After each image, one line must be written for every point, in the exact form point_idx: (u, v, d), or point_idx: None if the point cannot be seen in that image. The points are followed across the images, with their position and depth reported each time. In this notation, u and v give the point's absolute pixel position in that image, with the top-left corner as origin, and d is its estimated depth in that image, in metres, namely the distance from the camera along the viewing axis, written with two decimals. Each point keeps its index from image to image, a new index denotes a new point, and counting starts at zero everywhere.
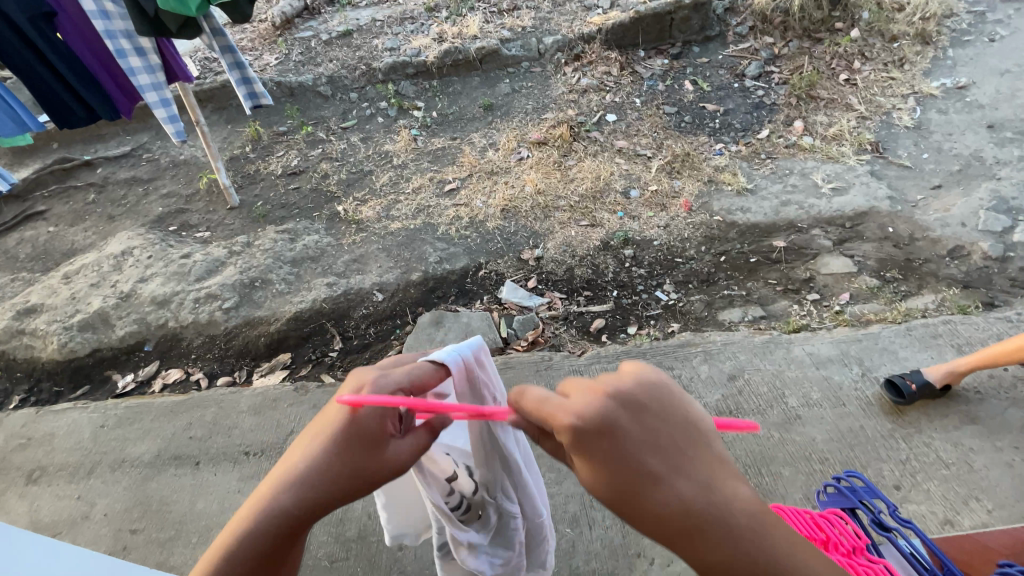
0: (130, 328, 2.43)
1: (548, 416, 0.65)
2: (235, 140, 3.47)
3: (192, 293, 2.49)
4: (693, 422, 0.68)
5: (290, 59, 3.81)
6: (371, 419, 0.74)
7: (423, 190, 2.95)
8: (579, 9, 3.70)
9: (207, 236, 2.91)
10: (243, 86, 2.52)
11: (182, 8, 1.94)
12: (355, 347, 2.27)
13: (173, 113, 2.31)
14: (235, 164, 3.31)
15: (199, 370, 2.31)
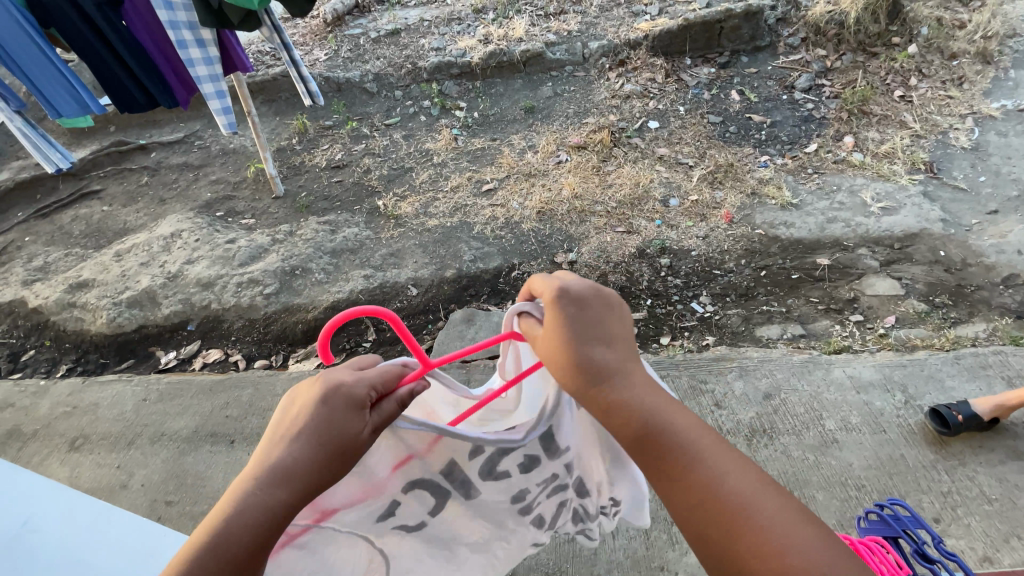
0: (175, 307, 2.53)
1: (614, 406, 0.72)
2: (282, 131, 3.58)
3: (235, 277, 2.57)
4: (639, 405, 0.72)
5: (339, 56, 3.92)
6: (343, 417, 0.67)
7: (461, 189, 2.98)
8: (626, 14, 3.67)
9: (251, 223, 3.00)
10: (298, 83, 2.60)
11: (246, 3, 2.03)
12: (387, 339, 2.31)
13: (226, 104, 2.40)
14: (282, 155, 3.41)
15: (238, 352, 2.38)
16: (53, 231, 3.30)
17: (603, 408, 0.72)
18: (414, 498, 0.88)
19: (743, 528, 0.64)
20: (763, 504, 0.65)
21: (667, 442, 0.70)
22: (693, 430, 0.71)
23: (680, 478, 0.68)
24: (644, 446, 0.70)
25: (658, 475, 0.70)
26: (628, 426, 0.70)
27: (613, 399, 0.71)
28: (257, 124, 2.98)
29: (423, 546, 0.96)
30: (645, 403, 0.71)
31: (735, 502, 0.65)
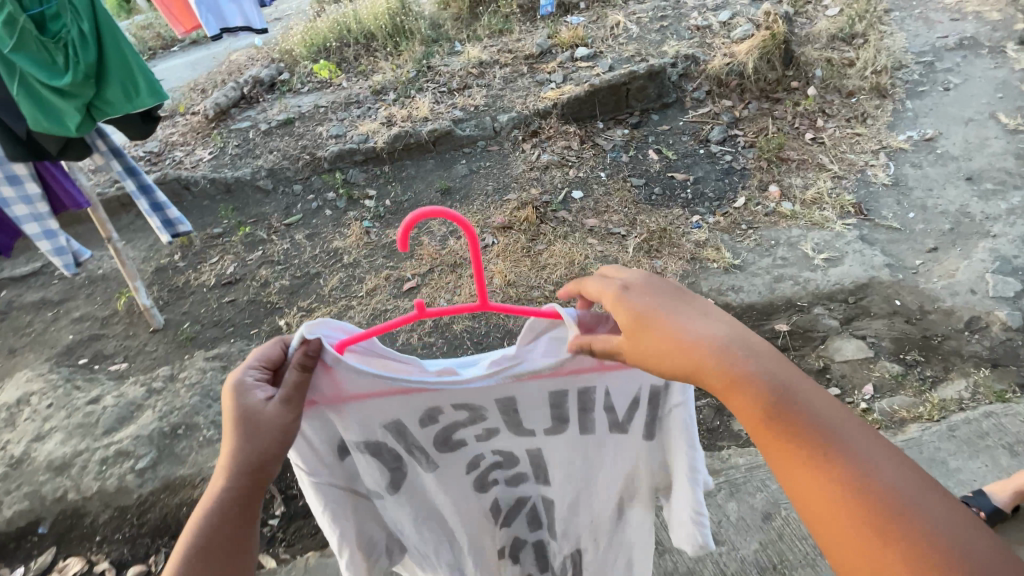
0: (17, 507, 1.94)
1: (733, 379, 0.71)
2: (162, 248, 3.12)
3: (98, 451, 2.04)
4: (762, 372, 0.71)
5: (226, 154, 3.53)
6: (244, 400, 0.83)
7: (378, 291, 2.62)
8: (532, 84, 3.56)
9: (123, 369, 2.48)
10: (157, 214, 2.28)
11: (61, 130, 1.71)
12: (301, 509, 1.83)
13: (58, 245, 1.97)
14: (162, 275, 2.95)
15: (105, 559, 1.83)
16: None
17: (720, 384, 0.71)
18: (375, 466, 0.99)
19: (890, 523, 0.62)
20: (927, 508, 0.63)
21: (792, 422, 0.69)
22: (834, 419, 0.70)
23: (814, 466, 0.67)
24: (780, 421, 0.69)
25: (778, 456, 0.70)
26: (756, 400, 0.70)
27: (739, 371, 0.70)
28: (123, 253, 2.51)
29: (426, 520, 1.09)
30: (773, 383, 0.71)
31: (894, 497, 0.63)
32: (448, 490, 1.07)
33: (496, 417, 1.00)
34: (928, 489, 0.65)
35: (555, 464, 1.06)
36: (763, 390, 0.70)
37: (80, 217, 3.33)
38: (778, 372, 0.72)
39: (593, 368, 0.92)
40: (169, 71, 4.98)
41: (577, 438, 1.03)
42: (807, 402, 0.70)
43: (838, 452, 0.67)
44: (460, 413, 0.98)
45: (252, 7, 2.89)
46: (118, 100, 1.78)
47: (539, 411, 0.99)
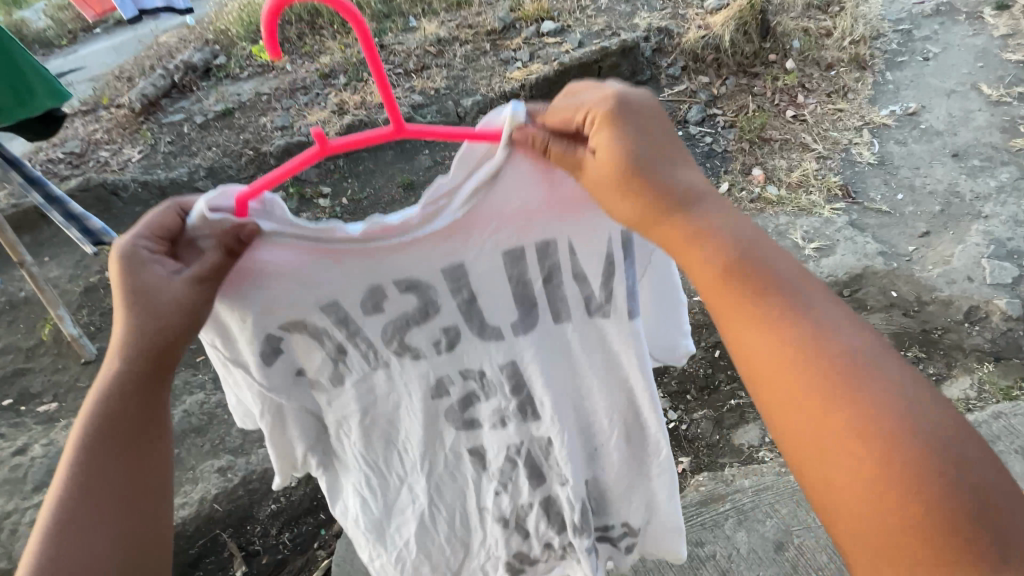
0: None
1: (692, 235, 0.77)
2: (93, 265, 2.80)
3: (29, 512, 1.79)
4: (725, 229, 0.78)
5: (158, 152, 3.18)
6: (132, 273, 0.80)
7: None
8: (496, 63, 3.28)
9: (55, 410, 2.21)
10: (74, 224, 2.01)
11: None
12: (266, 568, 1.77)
13: None
14: (93, 296, 2.67)
15: None
16: None
17: (683, 236, 0.77)
18: (314, 344, 0.99)
19: (842, 375, 0.69)
20: (886, 370, 0.69)
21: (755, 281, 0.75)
22: (797, 280, 0.77)
23: (771, 317, 0.74)
24: (737, 275, 0.75)
25: (735, 316, 0.76)
26: (715, 253, 0.76)
27: (697, 226, 0.77)
28: (41, 276, 2.19)
29: (387, 418, 1.09)
30: (735, 240, 0.78)
31: (848, 358, 0.70)
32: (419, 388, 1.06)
33: (448, 295, 0.98)
34: (888, 358, 0.71)
35: (529, 354, 1.04)
36: (718, 244, 0.77)
37: None
38: (742, 232, 0.78)
39: (543, 211, 0.92)
40: (89, 56, 4.46)
41: (549, 332, 1.05)
42: (772, 262, 0.77)
43: (790, 304, 0.74)
44: (410, 297, 0.97)
45: None
46: (9, 104, 1.61)
47: (495, 280, 0.98)
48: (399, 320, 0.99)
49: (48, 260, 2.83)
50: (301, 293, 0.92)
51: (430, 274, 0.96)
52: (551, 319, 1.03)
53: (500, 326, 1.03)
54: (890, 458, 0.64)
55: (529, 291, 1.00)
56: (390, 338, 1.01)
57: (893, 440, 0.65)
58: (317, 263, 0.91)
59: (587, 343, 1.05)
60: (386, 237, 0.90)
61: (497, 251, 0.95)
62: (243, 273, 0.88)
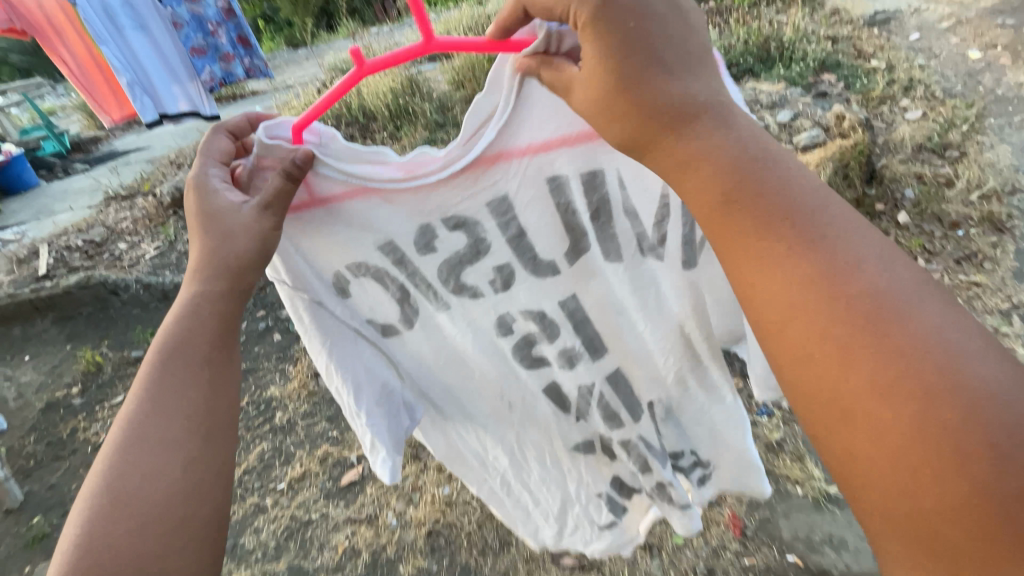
0: None
1: (680, 156, 0.67)
2: (64, 374, 2.45)
3: None
4: (723, 145, 0.65)
5: (174, 250, 2.93)
6: (206, 198, 0.83)
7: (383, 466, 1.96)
8: None
9: None
10: None
11: None
12: None
13: None
14: (47, 419, 2.29)
15: None
16: None
17: (676, 161, 0.68)
18: (381, 305, 1.01)
19: (863, 316, 0.52)
20: (920, 308, 0.51)
21: (765, 207, 0.61)
22: (808, 192, 0.60)
23: (780, 249, 0.58)
24: (731, 204, 0.62)
25: (747, 279, 0.61)
26: (707, 166, 0.65)
27: (684, 146, 0.67)
28: None
29: (444, 367, 1.08)
30: (736, 154, 0.64)
31: (873, 287, 0.53)
32: (466, 336, 1.05)
33: (494, 228, 0.97)
34: (928, 291, 0.53)
35: (588, 298, 1.03)
36: (712, 173, 0.64)
37: None
38: (740, 146, 0.65)
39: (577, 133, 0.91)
40: (154, 136, 4.54)
41: (601, 267, 1.01)
42: (772, 171, 0.63)
43: (790, 220, 0.59)
44: (459, 234, 0.97)
45: (199, 88, 2.25)
46: None
47: (534, 213, 0.96)
48: (452, 259, 0.99)
49: (27, 361, 2.56)
50: (354, 234, 0.94)
51: (475, 209, 0.95)
52: (602, 256, 1.00)
53: (552, 263, 1.01)
54: (926, 424, 0.47)
55: (579, 227, 0.98)
56: (447, 276, 1.00)
57: (931, 402, 0.47)
58: (367, 204, 0.92)
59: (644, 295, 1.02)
60: (412, 180, 0.90)
61: (541, 177, 0.94)
62: (304, 204, 0.89)
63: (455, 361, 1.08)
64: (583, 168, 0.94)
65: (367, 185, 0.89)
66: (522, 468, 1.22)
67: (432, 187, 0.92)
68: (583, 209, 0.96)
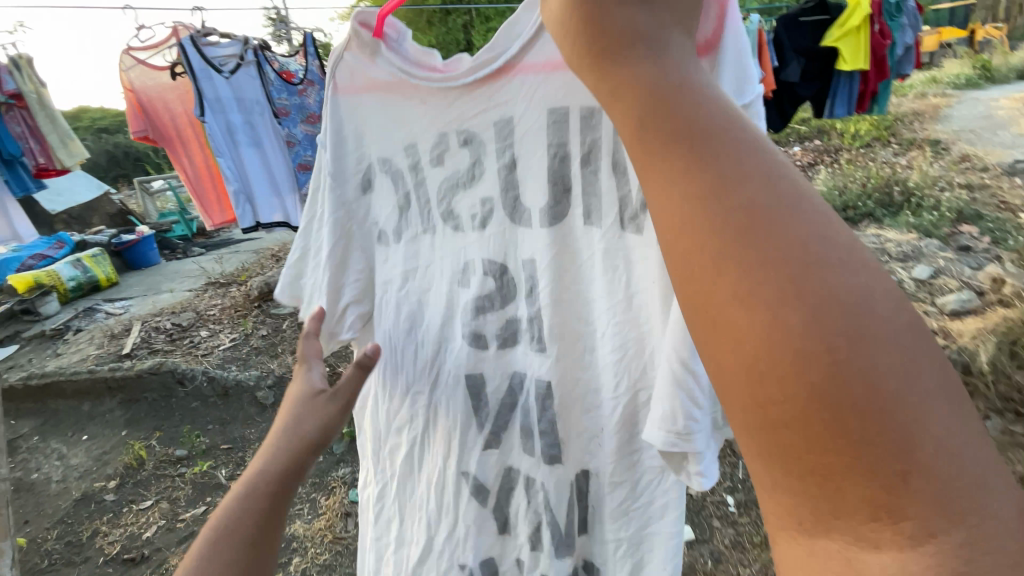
0: None
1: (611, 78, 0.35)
2: (109, 464, 2.30)
3: None
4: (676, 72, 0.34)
5: (248, 344, 2.94)
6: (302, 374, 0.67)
7: None
8: None
9: None
10: None
11: None
12: None
13: None
14: (74, 513, 2.07)
15: None
16: None
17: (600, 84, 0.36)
18: (382, 202, 0.91)
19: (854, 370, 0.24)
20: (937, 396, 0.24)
21: (718, 157, 0.30)
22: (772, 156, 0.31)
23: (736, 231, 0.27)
24: (663, 147, 0.31)
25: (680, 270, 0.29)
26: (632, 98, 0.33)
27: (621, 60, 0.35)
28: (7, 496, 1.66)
29: (405, 309, 0.92)
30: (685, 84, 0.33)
31: (815, 254, 0.26)
32: (430, 274, 0.89)
33: (483, 158, 0.81)
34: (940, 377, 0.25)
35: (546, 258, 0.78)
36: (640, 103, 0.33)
37: (63, 389, 2.71)
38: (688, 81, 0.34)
39: None
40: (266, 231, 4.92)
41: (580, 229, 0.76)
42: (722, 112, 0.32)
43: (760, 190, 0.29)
44: (456, 157, 0.83)
45: (296, 200, 2.29)
46: None
47: (534, 151, 0.76)
48: (448, 180, 0.84)
49: (83, 442, 2.47)
50: (393, 127, 0.86)
51: (484, 126, 0.79)
52: (581, 219, 0.75)
53: (531, 212, 0.79)
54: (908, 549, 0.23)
55: (568, 180, 0.75)
56: (441, 199, 0.86)
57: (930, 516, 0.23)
58: (396, 99, 0.85)
59: (613, 285, 0.73)
60: (444, 81, 0.80)
61: (542, 108, 0.74)
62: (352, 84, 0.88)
63: (413, 298, 0.91)
64: (587, 99, 0.70)
65: (405, 77, 0.82)
66: (407, 464, 0.96)
67: (461, 95, 0.80)
68: (575, 155, 0.73)
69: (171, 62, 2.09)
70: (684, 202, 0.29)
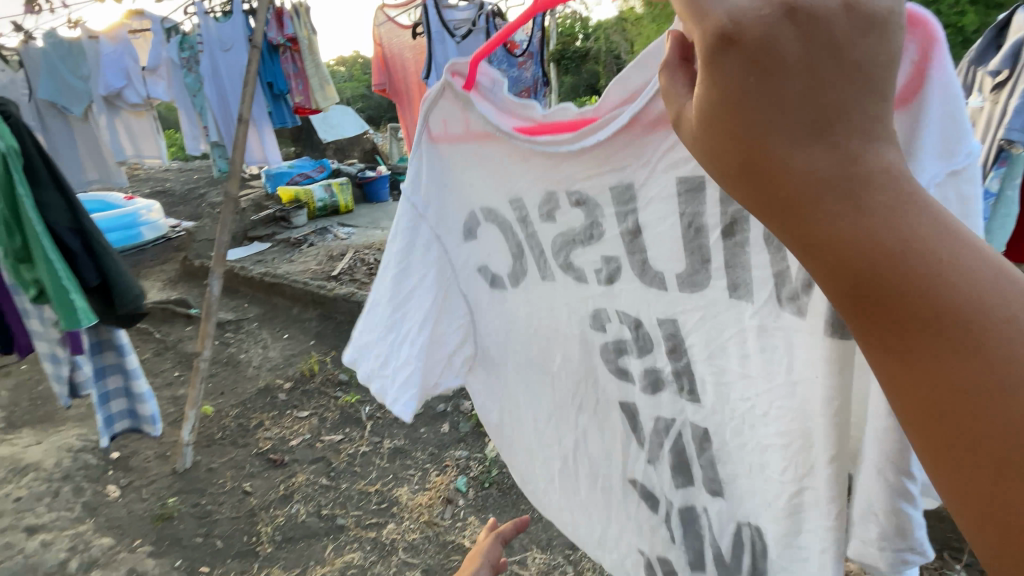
0: None
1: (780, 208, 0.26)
2: (291, 366, 2.70)
3: None
4: (886, 219, 0.24)
5: None
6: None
7: None
8: None
9: (113, 496, 2.07)
10: (126, 400, 1.78)
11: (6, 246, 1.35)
12: None
13: (105, 415, 1.74)
14: (256, 398, 2.51)
15: None
16: (31, 407, 2.91)
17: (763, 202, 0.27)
18: (487, 258, 0.75)
19: None
20: None
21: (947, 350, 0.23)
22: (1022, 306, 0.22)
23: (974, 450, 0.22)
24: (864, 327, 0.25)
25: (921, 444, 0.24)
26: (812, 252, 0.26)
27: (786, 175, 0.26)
28: (205, 372, 2.07)
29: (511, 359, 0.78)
30: (884, 228, 0.24)
31: None
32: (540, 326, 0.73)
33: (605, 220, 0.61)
34: None
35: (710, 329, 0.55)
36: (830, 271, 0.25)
37: (283, 290, 3.26)
38: (897, 223, 0.24)
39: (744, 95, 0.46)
40: None
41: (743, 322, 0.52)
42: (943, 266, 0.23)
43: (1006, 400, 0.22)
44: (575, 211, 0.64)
45: None
46: (76, 306, 1.36)
47: (661, 214, 0.56)
48: (566, 235, 0.66)
49: (282, 340, 2.96)
50: (490, 181, 0.72)
51: (598, 187, 0.61)
52: (729, 290, 0.53)
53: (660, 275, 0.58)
54: None
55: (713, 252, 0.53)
56: (558, 251, 0.68)
57: None
58: (484, 151, 0.70)
59: (775, 375, 0.51)
60: (543, 146, 0.63)
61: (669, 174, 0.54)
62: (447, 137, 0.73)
63: (526, 351, 0.76)
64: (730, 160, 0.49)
65: (494, 133, 0.68)
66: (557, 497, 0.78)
67: (569, 156, 0.62)
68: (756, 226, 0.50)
69: (413, 22, 2.19)
70: (892, 352, 0.24)
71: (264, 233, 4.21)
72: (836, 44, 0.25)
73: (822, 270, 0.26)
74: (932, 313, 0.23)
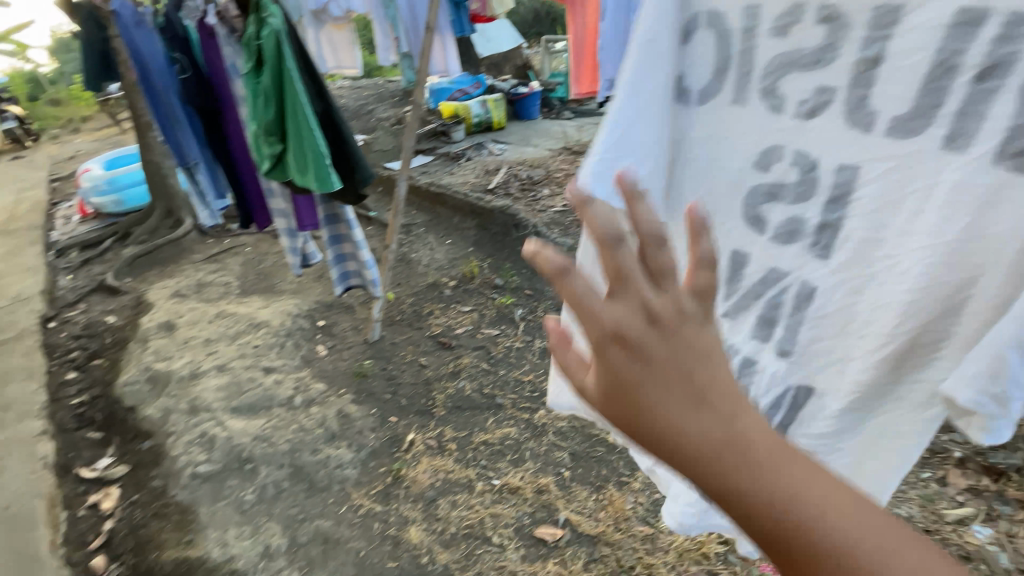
0: (164, 433, 2.23)
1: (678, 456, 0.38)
2: (454, 267, 3.00)
3: (213, 436, 2.10)
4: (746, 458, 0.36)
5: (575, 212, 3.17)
6: None
7: (573, 506, 1.67)
8: None
9: (322, 353, 2.57)
10: (346, 263, 2.23)
11: (261, 118, 1.63)
12: None
13: (338, 273, 2.22)
14: (425, 292, 2.85)
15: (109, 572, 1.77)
16: (256, 281, 3.64)
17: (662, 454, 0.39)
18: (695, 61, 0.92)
19: None
20: None
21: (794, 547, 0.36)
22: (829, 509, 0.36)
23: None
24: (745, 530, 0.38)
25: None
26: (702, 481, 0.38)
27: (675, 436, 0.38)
28: (392, 262, 2.41)
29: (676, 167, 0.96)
30: (742, 469, 0.36)
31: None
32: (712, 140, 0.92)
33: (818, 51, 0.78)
34: None
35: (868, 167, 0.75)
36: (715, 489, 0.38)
37: (446, 200, 3.55)
38: (749, 463, 0.37)
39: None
40: None
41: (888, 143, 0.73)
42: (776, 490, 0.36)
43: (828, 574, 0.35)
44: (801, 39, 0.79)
45: None
46: (319, 177, 1.66)
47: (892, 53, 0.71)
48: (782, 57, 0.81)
49: (445, 244, 3.27)
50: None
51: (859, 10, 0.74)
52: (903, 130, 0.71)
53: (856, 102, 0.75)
54: None
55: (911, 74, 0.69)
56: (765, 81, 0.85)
57: None
58: None
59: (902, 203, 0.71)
60: None
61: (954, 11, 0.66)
62: None
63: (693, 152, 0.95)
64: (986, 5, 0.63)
65: None
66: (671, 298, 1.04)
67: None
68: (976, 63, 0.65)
69: None
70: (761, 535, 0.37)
71: (426, 147, 4.54)
72: (679, 333, 0.37)
73: (709, 493, 0.38)
74: (778, 519, 0.36)
